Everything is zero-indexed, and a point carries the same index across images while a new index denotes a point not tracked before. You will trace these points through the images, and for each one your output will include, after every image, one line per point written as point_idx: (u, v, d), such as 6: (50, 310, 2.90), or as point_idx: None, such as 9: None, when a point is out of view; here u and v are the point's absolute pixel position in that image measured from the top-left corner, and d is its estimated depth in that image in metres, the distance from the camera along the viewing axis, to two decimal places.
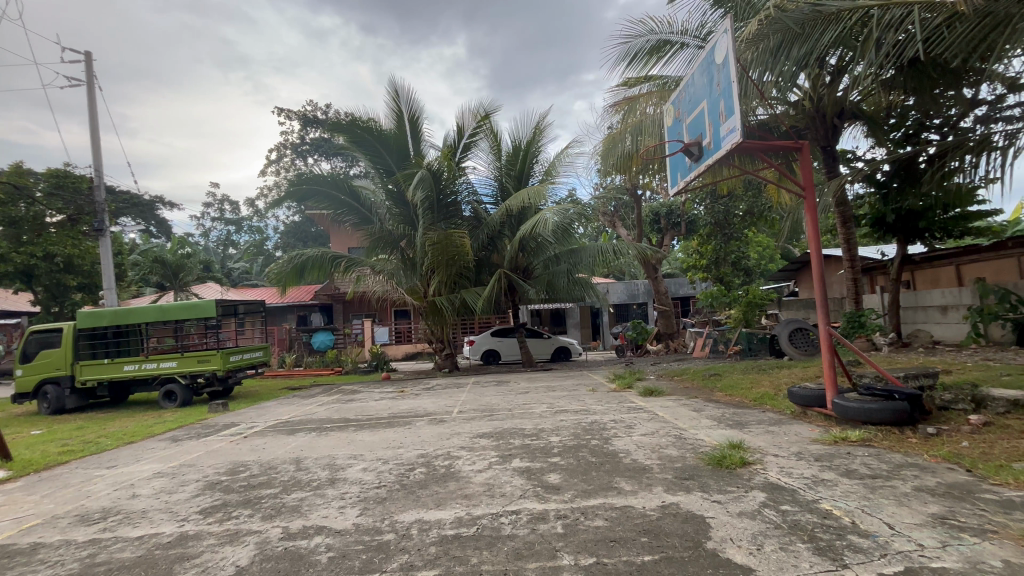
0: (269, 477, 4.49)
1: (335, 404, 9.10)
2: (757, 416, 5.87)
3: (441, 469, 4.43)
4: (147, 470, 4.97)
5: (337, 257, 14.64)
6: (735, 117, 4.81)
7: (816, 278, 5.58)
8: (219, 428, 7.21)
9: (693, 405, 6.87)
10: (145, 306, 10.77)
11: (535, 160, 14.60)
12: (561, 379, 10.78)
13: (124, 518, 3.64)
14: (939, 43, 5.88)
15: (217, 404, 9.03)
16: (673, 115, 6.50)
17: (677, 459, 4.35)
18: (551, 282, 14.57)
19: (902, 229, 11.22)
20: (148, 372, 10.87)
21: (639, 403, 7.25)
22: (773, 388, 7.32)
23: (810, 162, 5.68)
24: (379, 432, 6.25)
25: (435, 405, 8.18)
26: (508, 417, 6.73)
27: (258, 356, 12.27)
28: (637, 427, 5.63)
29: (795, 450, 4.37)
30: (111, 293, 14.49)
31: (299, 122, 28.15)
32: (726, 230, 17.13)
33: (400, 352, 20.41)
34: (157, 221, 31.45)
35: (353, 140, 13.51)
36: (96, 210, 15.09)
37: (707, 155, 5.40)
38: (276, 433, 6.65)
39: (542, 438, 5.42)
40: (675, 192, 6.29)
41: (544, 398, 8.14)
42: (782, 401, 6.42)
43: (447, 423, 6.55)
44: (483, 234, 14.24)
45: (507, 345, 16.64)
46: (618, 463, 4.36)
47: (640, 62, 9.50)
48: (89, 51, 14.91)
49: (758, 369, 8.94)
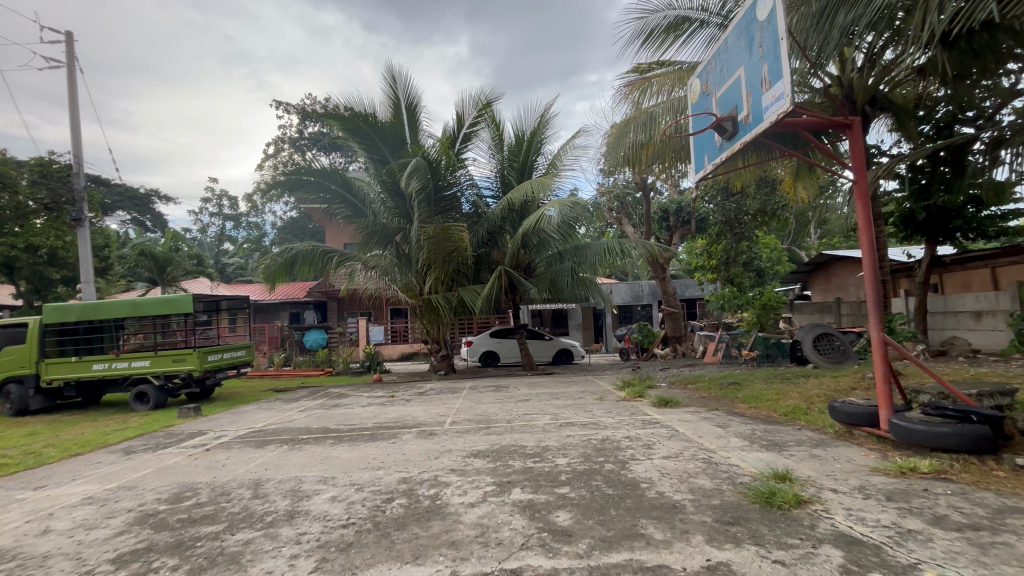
0: (215, 509, 3.68)
1: (317, 411, 8.30)
2: (794, 436, 5.06)
3: (425, 502, 3.65)
4: (75, 494, 4.17)
5: (328, 251, 13.91)
6: (783, 81, 4.01)
7: (868, 275, 4.81)
8: (183, 438, 6.41)
9: (716, 419, 6.08)
10: (116, 300, 10.03)
11: (538, 152, 13.80)
12: (564, 385, 10.00)
13: (16, 568, 2.86)
14: (1014, 5, 5.02)
15: (188, 409, 8.24)
16: (699, 89, 5.71)
17: (714, 493, 3.56)
18: (554, 281, 13.73)
19: (932, 228, 10.45)
20: (118, 371, 10.04)
21: (654, 416, 6.47)
22: (804, 400, 6.53)
23: (862, 143, 4.90)
24: (359, 447, 5.47)
25: (426, 414, 7.39)
26: (507, 430, 5.93)
27: (241, 356, 11.44)
28: (657, 448, 4.84)
29: (857, 484, 3.58)
30: (90, 285, 13.74)
31: (299, 116, 27.44)
32: (737, 230, 16.37)
33: (396, 352, 19.64)
34: (153, 215, 30.58)
35: (347, 128, 12.70)
36: (75, 199, 14.33)
37: (745, 131, 4.63)
38: (244, 445, 5.86)
39: (547, 459, 4.62)
40: (701, 177, 5.55)
41: (547, 408, 7.35)
42: (819, 417, 5.64)
43: (438, 437, 5.76)
44: (482, 230, 13.45)
45: (506, 347, 15.85)
46: (641, 498, 3.55)
47: (655, 42, 8.70)
48: (70, 32, 14.19)
49: (782, 377, 8.15)
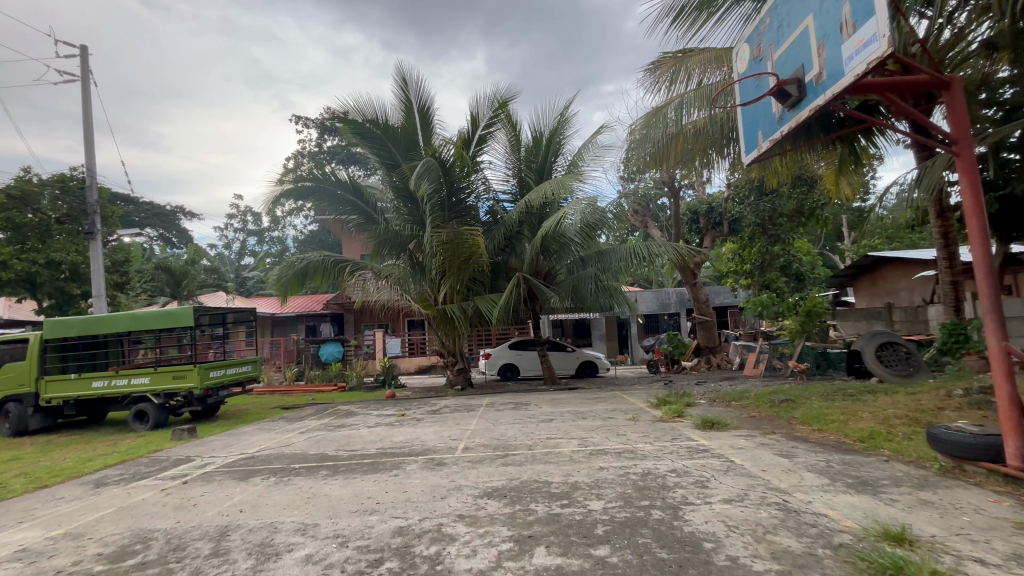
0: (160, 572, 2.92)
1: (320, 433, 7.57)
2: (886, 472, 4.07)
3: (421, 568, 2.82)
4: (8, 545, 3.48)
5: (340, 261, 13.37)
6: (875, 20, 3.15)
7: (980, 272, 3.85)
8: (166, 466, 5.73)
9: (777, 447, 5.11)
10: (115, 315, 9.54)
11: (558, 153, 13.06)
12: (591, 402, 9.05)
13: None
14: None
15: (182, 431, 7.61)
16: (749, 55, 4.87)
17: (808, 562, 2.63)
18: (577, 288, 12.81)
19: (1005, 222, 9.15)
20: (118, 389, 9.52)
21: (700, 442, 5.53)
22: (880, 422, 5.51)
23: (963, 105, 3.99)
24: (355, 481, 4.69)
25: (437, 437, 6.58)
26: (529, 460, 5.06)
27: (247, 371, 10.87)
28: (714, 487, 3.92)
29: (1009, 552, 2.61)
30: (101, 299, 13.46)
31: (317, 130, 27.48)
32: (772, 232, 15.26)
33: (413, 365, 18.95)
34: (178, 231, 30.85)
35: (356, 132, 12.16)
36: (87, 211, 14.12)
37: (817, 92, 3.76)
38: (226, 476, 5.13)
39: (578, 503, 3.74)
40: (753, 157, 4.71)
41: (573, 430, 6.47)
42: (908, 445, 4.64)
43: (447, 468, 4.95)
44: (499, 235, 12.71)
45: (527, 359, 14.98)
46: (708, 567, 2.65)
47: (686, 20, 7.86)
48: (86, 47, 14.24)
49: (844, 394, 7.08)
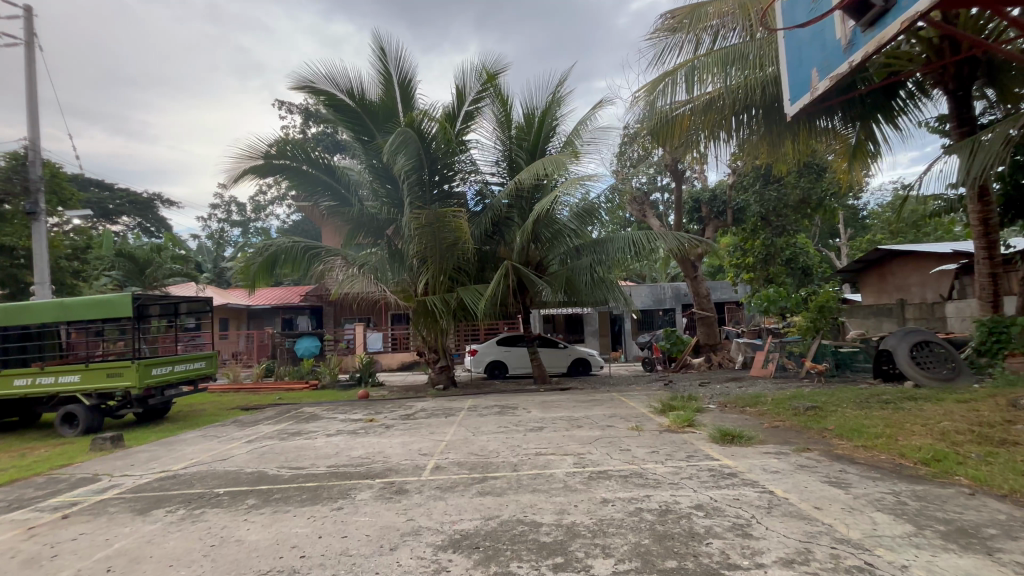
0: None
1: (272, 443, 6.44)
2: (986, 515, 3.07)
3: None
4: None
5: (313, 248, 12.16)
6: None
7: None
8: (59, 490, 4.58)
9: (821, 471, 4.10)
10: (42, 303, 8.34)
11: (552, 133, 11.98)
12: (587, 406, 8.01)
13: None
14: None
15: (103, 439, 6.42)
16: None
17: None
18: (570, 279, 11.74)
19: None
20: (44, 388, 8.34)
21: (725, 463, 4.49)
22: (941, 439, 4.53)
23: None
24: (284, 517, 3.59)
25: (405, 451, 5.48)
26: (514, 487, 4.01)
27: (200, 368, 9.67)
28: (763, 538, 2.87)
29: None
30: (44, 286, 12.04)
31: (302, 116, 26.19)
32: (777, 223, 14.28)
33: (396, 362, 17.77)
34: (155, 219, 29.10)
35: (329, 103, 10.92)
36: (29, 189, 12.63)
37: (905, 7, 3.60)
38: (124, 507, 3.99)
39: (576, 564, 2.67)
40: (820, 87, 4.59)
41: (568, 444, 5.41)
42: (995, 474, 3.66)
43: (409, 498, 3.88)
44: (486, 220, 11.58)
45: (515, 356, 13.91)
46: None
47: None
48: (28, 5, 12.74)
49: (879, 402, 6.11)
